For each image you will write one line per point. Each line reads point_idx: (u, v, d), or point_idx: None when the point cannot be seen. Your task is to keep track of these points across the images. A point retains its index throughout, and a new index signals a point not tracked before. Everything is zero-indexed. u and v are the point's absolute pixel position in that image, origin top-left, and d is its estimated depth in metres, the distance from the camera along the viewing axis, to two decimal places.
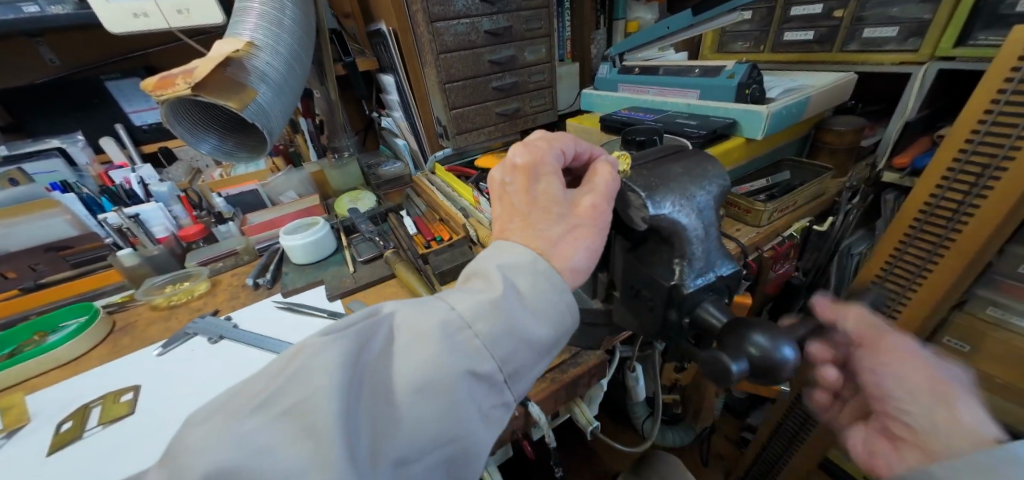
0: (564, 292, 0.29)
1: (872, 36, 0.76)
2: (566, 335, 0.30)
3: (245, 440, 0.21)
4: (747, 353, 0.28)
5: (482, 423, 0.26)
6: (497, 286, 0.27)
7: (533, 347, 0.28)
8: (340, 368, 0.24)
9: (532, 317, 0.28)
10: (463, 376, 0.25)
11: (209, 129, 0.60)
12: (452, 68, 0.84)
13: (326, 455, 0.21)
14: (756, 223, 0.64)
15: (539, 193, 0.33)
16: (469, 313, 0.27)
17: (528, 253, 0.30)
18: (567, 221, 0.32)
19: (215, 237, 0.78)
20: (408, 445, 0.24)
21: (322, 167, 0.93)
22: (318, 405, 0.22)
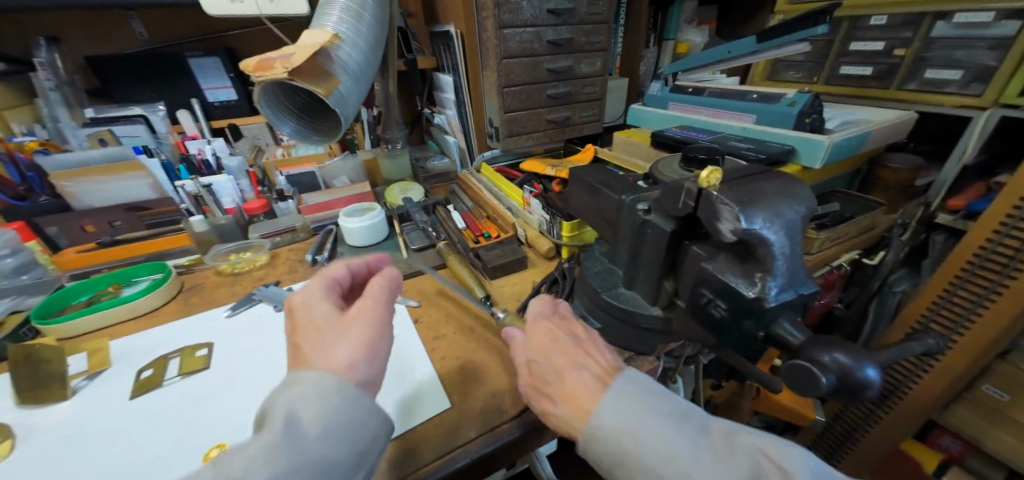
0: (359, 400, 0.32)
1: (934, 78, 0.77)
2: (372, 444, 0.33)
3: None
4: (828, 368, 0.30)
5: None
6: (277, 431, 0.28)
7: (333, 468, 0.30)
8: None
9: (327, 443, 0.30)
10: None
11: (290, 112, 0.64)
12: (512, 74, 0.87)
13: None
14: (807, 250, 0.65)
15: (314, 320, 0.37)
16: (247, 466, 0.26)
17: (316, 378, 0.32)
18: (337, 331, 0.36)
19: (275, 213, 0.82)
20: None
21: (375, 156, 0.97)
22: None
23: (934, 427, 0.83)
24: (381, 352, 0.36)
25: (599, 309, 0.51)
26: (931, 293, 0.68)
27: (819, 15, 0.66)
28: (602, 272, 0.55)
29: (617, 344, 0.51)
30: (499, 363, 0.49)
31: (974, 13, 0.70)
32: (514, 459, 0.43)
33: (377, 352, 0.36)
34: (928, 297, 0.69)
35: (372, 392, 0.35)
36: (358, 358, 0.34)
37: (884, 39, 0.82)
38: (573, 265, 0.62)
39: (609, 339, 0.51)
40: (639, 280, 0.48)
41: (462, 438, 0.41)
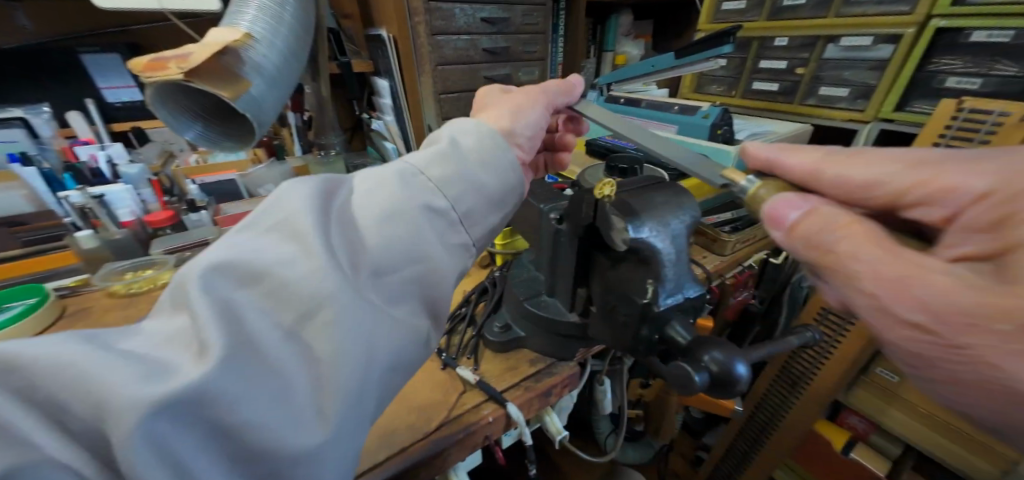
0: (507, 150, 0.36)
1: (827, 94, 0.86)
2: (513, 192, 0.36)
3: (242, 243, 0.25)
4: (706, 367, 0.32)
5: (446, 246, 0.31)
6: (444, 145, 0.34)
7: (484, 194, 0.33)
8: (314, 209, 0.27)
9: (479, 169, 0.33)
10: (423, 206, 0.30)
11: (194, 115, 0.60)
12: (448, 80, 0.87)
13: (313, 255, 0.25)
14: (722, 252, 0.69)
15: (492, 92, 0.46)
16: (423, 164, 0.32)
17: (472, 121, 0.37)
18: (504, 99, 0.44)
19: (185, 226, 0.75)
20: (385, 248, 0.28)
21: (306, 163, 0.92)
22: (301, 222, 0.26)
23: (841, 408, 0.92)
24: (529, 119, 0.42)
25: (523, 317, 0.52)
26: None
27: (723, 36, 0.73)
28: (527, 280, 0.56)
29: (541, 352, 0.51)
30: (420, 376, 0.48)
31: (855, 38, 0.79)
32: (433, 475, 0.42)
33: (524, 116, 0.42)
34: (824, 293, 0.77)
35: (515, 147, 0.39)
36: (506, 114, 0.41)
37: (786, 59, 0.91)
38: (503, 273, 0.63)
39: (533, 346, 0.52)
40: (559, 288, 0.50)
41: (375, 459, 0.39)
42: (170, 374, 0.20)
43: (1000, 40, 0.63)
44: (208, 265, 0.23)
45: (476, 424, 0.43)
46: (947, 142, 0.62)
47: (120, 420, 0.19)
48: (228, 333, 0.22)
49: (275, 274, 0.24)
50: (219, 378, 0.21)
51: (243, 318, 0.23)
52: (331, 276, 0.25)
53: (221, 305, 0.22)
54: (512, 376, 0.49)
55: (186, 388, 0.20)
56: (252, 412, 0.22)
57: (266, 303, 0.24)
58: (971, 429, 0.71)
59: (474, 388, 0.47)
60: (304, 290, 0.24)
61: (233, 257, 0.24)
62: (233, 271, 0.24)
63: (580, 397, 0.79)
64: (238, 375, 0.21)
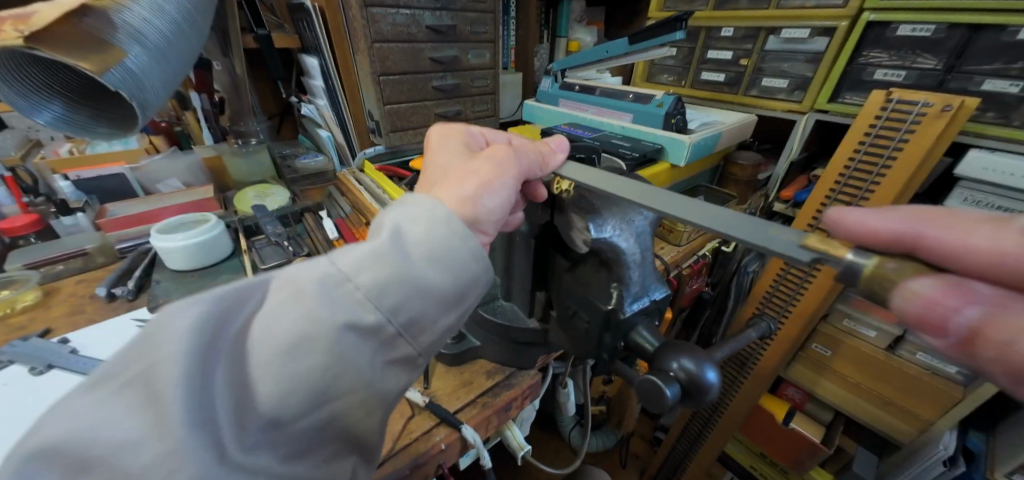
0: (466, 239, 0.28)
1: (769, 85, 0.89)
2: (473, 284, 0.28)
3: (84, 414, 0.18)
4: (675, 377, 0.30)
5: (377, 373, 0.24)
6: (385, 241, 0.26)
7: (432, 296, 0.26)
8: (188, 354, 0.20)
9: (426, 271, 0.26)
10: (343, 331, 0.23)
11: (54, 93, 0.48)
12: (388, 60, 0.78)
13: (170, 433, 0.18)
14: (677, 242, 0.71)
15: (444, 160, 0.38)
16: (353, 269, 0.24)
17: (429, 201, 0.29)
18: (460, 166, 0.35)
19: (55, 232, 0.62)
20: (282, 401, 0.21)
21: (219, 153, 0.80)
22: (163, 382, 0.19)
23: (782, 381, 0.99)
24: (500, 196, 0.32)
25: (478, 324, 0.47)
26: (769, 277, 0.78)
27: (674, 22, 0.71)
28: None
29: (498, 361, 0.47)
30: None
31: (794, 30, 0.81)
32: None
33: (494, 193, 0.32)
34: (766, 281, 0.79)
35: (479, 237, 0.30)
36: (466, 192, 0.31)
37: (731, 50, 0.93)
38: None
39: (489, 356, 0.47)
40: (516, 291, 0.46)
41: None
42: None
43: (922, 34, 0.67)
44: (31, 453, 0.18)
45: (427, 453, 0.38)
46: (876, 133, 0.65)
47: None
48: None
49: (114, 465, 0.18)
50: None
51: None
52: (187, 468, 0.18)
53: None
54: (465, 393, 0.44)
55: None
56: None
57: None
58: (901, 398, 0.76)
59: (423, 410, 0.41)
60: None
61: (64, 440, 0.18)
62: (64, 457, 0.18)
63: (544, 398, 0.77)
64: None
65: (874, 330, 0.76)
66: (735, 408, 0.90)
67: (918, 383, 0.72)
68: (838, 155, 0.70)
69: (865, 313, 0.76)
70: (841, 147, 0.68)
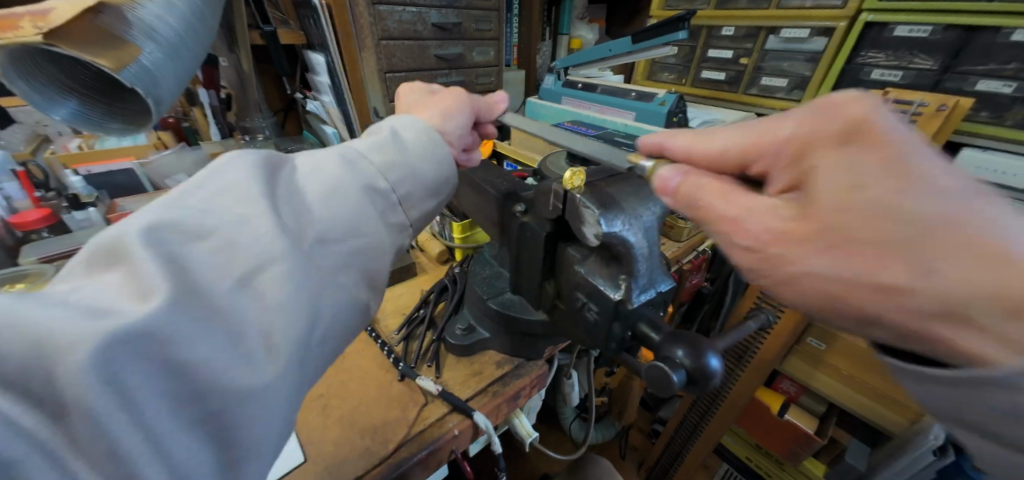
0: (444, 147, 0.37)
1: (768, 84, 0.91)
2: (448, 184, 0.37)
3: (193, 201, 0.24)
4: (680, 364, 0.31)
5: (386, 226, 0.32)
6: (386, 137, 0.34)
7: (423, 180, 0.35)
8: (261, 178, 0.27)
9: (418, 160, 0.35)
10: (365, 187, 0.31)
11: (70, 88, 0.49)
12: (394, 57, 0.79)
13: (265, 217, 0.25)
14: (679, 238, 0.72)
15: (412, 97, 0.45)
16: (364, 151, 0.33)
17: (411, 119, 0.37)
18: (428, 102, 0.43)
19: (66, 226, 0.63)
20: (330, 219, 0.28)
21: (227, 149, 0.81)
22: (249, 190, 0.26)
23: (777, 374, 1.01)
24: (461, 122, 0.42)
25: (487, 317, 0.48)
26: None
27: (678, 22, 0.72)
28: (489, 277, 0.52)
29: (507, 353, 0.49)
30: (375, 392, 0.43)
31: (793, 30, 0.83)
32: None
33: (456, 118, 0.41)
34: None
35: (450, 147, 0.39)
36: (436, 119, 0.40)
37: (732, 49, 0.95)
38: (463, 269, 0.58)
39: (498, 347, 0.49)
40: (524, 284, 0.47)
41: None
42: (111, 315, 0.19)
43: (920, 35, 0.69)
44: (150, 223, 0.22)
45: (441, 439, 0.39)
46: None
47: (66, 352, 0.18)
48: (181, 280, 0.22)
49: (227, 230, 0.24)
50: (172, 317, 0.20)
51: (193, 270, 0.22)
52: (280, 238, 0.25)
53: (171, 258, 0.22)
54: (476, 382, 0.45)
55: (139, 322, 0.20)
56: (203, 351, 0.21)
57: (215, 259, 0.23)
58: (892, 389, 0.78)
59: (436, 398, 0.43)
60: (252, 246, 0.24)
61: (183, 216, 0.23)
62: (181, 227, 0.23)
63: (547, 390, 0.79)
64: (190, 318, 0.21)
65: None
66: (732, 401, 0.92)
67: None
68: None
69: None
70: None
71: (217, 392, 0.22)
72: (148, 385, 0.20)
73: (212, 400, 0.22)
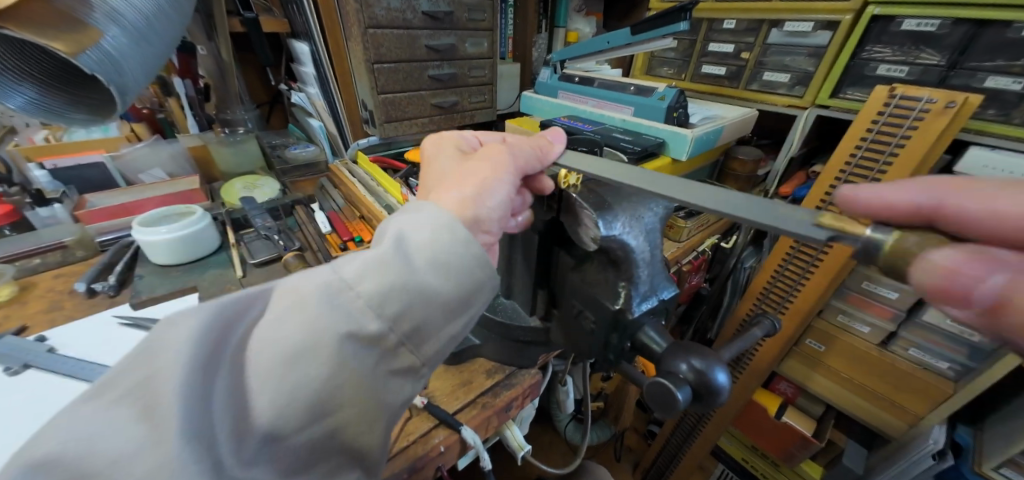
0: (470, 244, 0.27)
1: (770, 80, 0.88)
2: (478, 291, 0.27)
3: (82, 425, 0.18)
4: (684, 379, 0.29)
5: (379, 385, 0.24)
6: (388, 251, 0.25)
7: (434, 304, 0.25)
8: (189, 360, 0.20)
9: (428, 278, 0.25)
10: (343, 341, 0.22)
11: (23, 75, 0.45)
12: (382, 47, 0.74)
13: (167, 445, 0.18)
14: (678, 238, 0.70)
15: (440, 168, 0.37)
16: (355, 276, 0.24)
17: (432, 206, 0.29)
18: (459, 173, 0.34)
19: (31, 224, 0.60)
20: (281, 410, 0.20)
21: (205, 142, 0.76)
22: (163, 387, 0.19)
23: (774, 376, 1.00)
24: (499, 196, 0.32)
25: (476, 323, 0.46)
26: (766, 274, 0.77)
27: (679, 13, 0.68)
28: None
29: (498, 360, 0.46)
30: None
31: (797, 24, 0.80)
32: None
33: (492, 194, 0.32)
34: (763, 279, 0.78)
35: (483, 238, 0.30)
36: (466, 200, 0.31)
37: (733, 43, 0.92)
38: None
39: (489, 355, 0.46)
40: (517, 289, 0.45)
41: None
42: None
43: (927, 29, 0.67)
44: (32, 460, 0.17)
45: (425, 456, 0.37)
46: (877, 130, 0.64)
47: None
48: None
49: (112, 476, 0.18)
50: None
51: None
52: None
53: None
54: (465, 393, 0.42)
55: None
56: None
57: None
58: (890, 391, 0.76)
59: (421, 411, 0.40)
60: None
61: (58, 453, 0.17)
62: (54, 475, 0.17)
63: (542, 394, 0.76)
64: None
65: (868, 325, 0.76)
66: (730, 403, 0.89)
67: (909, 378, 0.73)
68: (840, 150, 0.69)
69: (861, 310, 0.76)
70: (843, 143, 0.68)
71: None
72: None
73: None
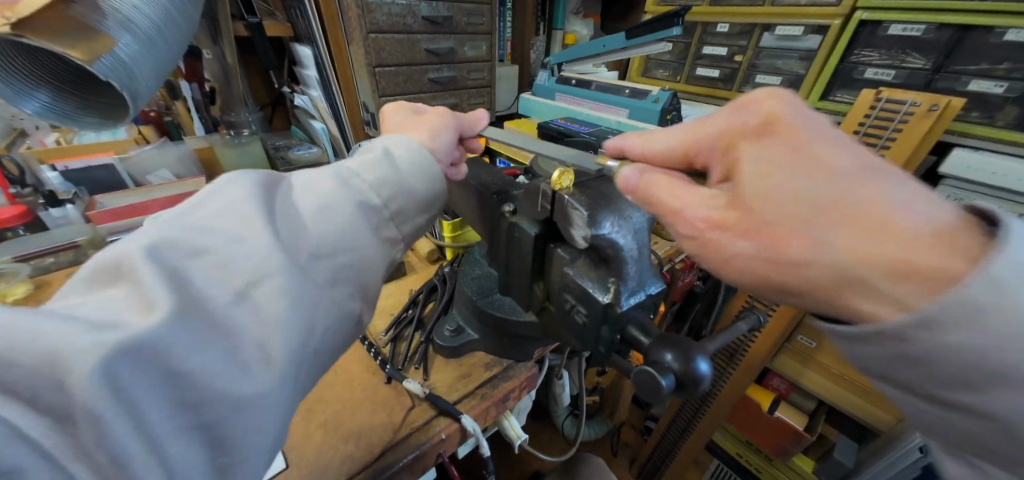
0: (433, 163, 0.37)
1: (762, 82, 0.90)
2: (439, 198, 0.37)
3: (188, 222, 0.24)
4: (669, 369, 0.31)
5: (379, 243, 0.32)
6: (379, 154, 0.34)
7: (415, 194, 0.35)
8: (257, 195, 0.27)
9: (410, 176, 0.35)
10: (357, 203, 0.31)
11: (36, 79, 0.46)
12: (383, 51, 0.76)
13: (260, 234, 0.25)
14: (671, 237, 0.72)
15: (398, 118, 0.45)
16: (357, 168, 0.33)
17: (402, 137, 0.37)
18: (415, 122, 0.42)
19: (43, 224, 0.62)
20: (323, 236, 0.28)
21: (211, 143, 0.79)
22: (246, 207, 0.26)
23: (767, 371, 1.02)
24: (448, 138, 0.41)
25: (476, 318, 0.48)
26: None
27: (672, 18, 0.70)
28: (479, 277, 0.52)
29: (496, 354, 0.48)
30: (360, 395, 0.42)
31: (788, 28, 0.82)
32: None
33: (442, 137, 0.41)
34: None
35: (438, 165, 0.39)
36: (423, 137, 0.40)
37: (727, 46, 0.94)
38: (453, 268, 0.58)
39: (487, 348, 0.48)
40: (514, 286, 0.46)
41: None
42: (116, 327, 0.20)
43: (913, 34, 0.69)
44: (150, 241, 0.23)
45: (427, 444, 0.38)
46: (864, 132, 0.66)
47: (75, 370, 0.19)
48: (182, 297, 0.22)
49: (225, 248, 0.24)
50: (173, 335, 0.21)
51: (191, 285, 0.23)
52: (275, 256, 0.25)
53: (170, 274, 0.22)
54: (464, 385, 0.45)
55: (143, 335, 0.20)
56: (199, 365, 0.21)
57: (214, 274, 0.24)
58: (880, 386, 0.79)
59: (423, 402, 0.42)
60: (249, 264, 0.25)
61: (179, 235, 0.24)
62: (180, 245, 0.23)
63: (539, 389, 0.78)
64: (189, 336, 0.21)
65: None
66: (724, 398, 0.91)
67: None
68: None
69: None
70: None
71: (217, 404, 0.22)
72: (150, 395, 0.20)
73: (212, 408, 0.22)
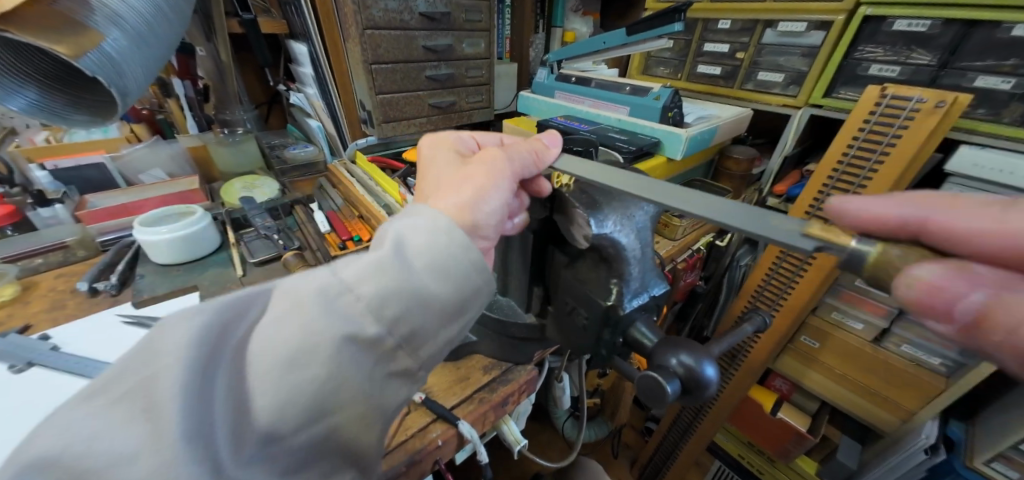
0: (468, 250, 0.27)
1: (764, 79, 0.89)
2: (475, 295, 0.28)
3: (78, 429, 0.18)
4: (675, 373, 0.29)
5: (376, 387, 0.24)
6: (387, 251, 0.25)
7: (431, 307, 0.25)
8: (190, 358, 0.20)
9: (426, 280, 0.25)
10: (342, 342, 0.22)
11: (21, 76, 0.45)
12: (380, 48, 0.75)
13: (166, 446, 0.18)
14: (673, 236, 0.72)
15: (438, 166, 0.37)
16: (353, 278, 0.24)
17: (428, 211, 0.29)
18: (458, 173, 0.34)
19: (32, 224, 0.61)
20: (276, 414, 0.21)
21: (205, 142, 0.77)
22: (163, 387, 0.19)
23: (770, 372, 1.00)
24: (496, 200, 0.32)
25: (474, 320, 0.47)
26: (762, 270, 0.77)
27: (674, 13, 0.69)
28: None
29: (495, 356, 0.47)
30: None
31: (791, 24, 0.81)
32: None
33: (489, 199, 0.32)
34: (758, 276, 0.79)
35: (479, 243, 0.30)
36: (462, 201, 0.30)
37: (728, 43, 0.93)
38: None
39: (485, 351, 0.47)
40: (513, 286, 0.45)
41: None
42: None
43: (918, 29, 0.68)
44: (19, 467, 0.17)
45: (423, 450, 0.37)
46: (869, 129, 0.65)
47: None
48: None
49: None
50: None
51: None
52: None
53: None
54: (462, 389, 0.43)
55: None
56: None
57: None
58: (884, 387, 0.77)
59: (419, 406, 0.41)
60: None
61: (56, 453, 0.17)
62: (54, 472, 0.17)
63: (539, 391, 0.77)
64: None
65: (862, 323, 0.77)
66: (726, 399, 0.90)
67: (901, 374, 0.74)
68: (833, 149, 0.70)
69: (856, 308, 0.77)
70: (835, 143, 0.68)
71: None
72: None
73: None
